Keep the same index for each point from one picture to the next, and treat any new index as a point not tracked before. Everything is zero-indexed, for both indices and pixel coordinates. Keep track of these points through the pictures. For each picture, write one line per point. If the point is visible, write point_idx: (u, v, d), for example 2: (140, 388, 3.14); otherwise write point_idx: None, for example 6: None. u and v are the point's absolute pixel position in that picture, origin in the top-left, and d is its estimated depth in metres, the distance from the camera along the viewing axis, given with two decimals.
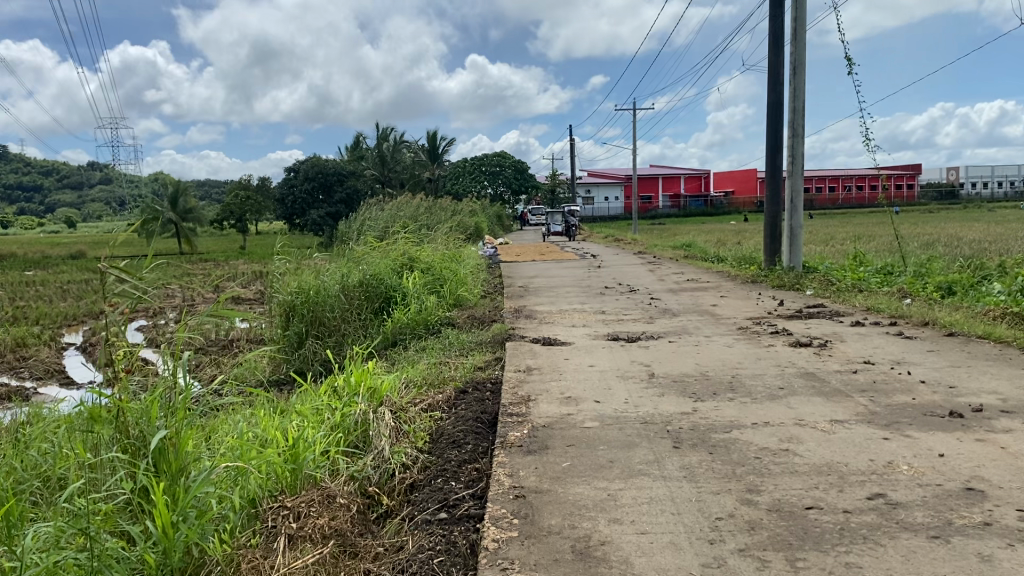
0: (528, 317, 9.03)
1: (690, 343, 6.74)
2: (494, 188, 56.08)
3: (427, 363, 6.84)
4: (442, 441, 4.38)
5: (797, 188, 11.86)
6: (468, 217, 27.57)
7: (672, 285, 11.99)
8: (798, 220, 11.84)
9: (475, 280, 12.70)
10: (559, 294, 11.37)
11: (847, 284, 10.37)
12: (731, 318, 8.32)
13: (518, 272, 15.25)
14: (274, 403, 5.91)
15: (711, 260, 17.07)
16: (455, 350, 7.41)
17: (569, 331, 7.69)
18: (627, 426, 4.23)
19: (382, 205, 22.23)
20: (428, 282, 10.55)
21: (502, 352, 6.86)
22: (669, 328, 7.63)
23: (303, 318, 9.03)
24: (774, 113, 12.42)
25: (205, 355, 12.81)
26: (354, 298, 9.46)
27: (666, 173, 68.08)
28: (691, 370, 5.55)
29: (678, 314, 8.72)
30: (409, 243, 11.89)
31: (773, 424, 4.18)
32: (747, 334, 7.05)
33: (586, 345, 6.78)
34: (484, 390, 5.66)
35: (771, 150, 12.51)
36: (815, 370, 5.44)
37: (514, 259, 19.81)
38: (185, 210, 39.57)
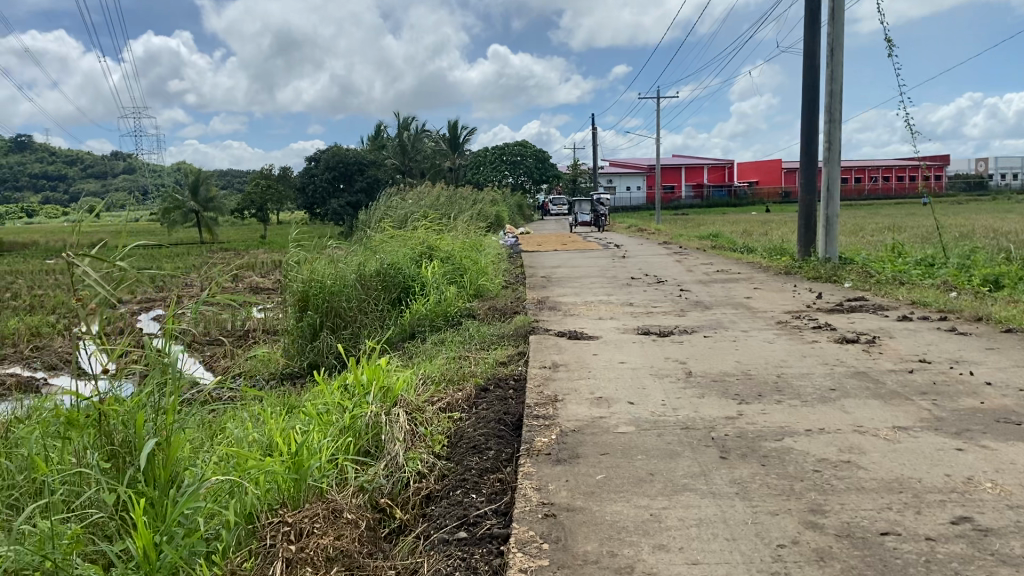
0: (553, 309, 8.63)
1: (727, 338, 6.32)
2: (516, 178, 55.65)
3: (446, 358, 6.47)
4: (462, 446, 4.00)
5: (833, 175, 11.37)
6: (490, 207, 27.18)
7: (702, 276, 11.55)
8: (835, 209, 11.35)
9: (497, 270, 12.33)
10: (584, 285, 10.96)
11: (887, 276, 9.89)
12: (768, 311, 7.88)
13: (541, 263, 14.86)
14: (283, 401, 5.57)
15: (739, 251, 16.56)
16: (476, 344, 7.03)
17: (596, 325, 7.30)
18: (666, 432, 3.83)
19: (403, 194, 21.89)
20: (448, 272, 10.20)
21: (527, 346, 6.48)
22: (703, 322, 7.21)
23: (319, 309, 8.70)
24: (809, 97, 11.91)
25: (221, 345, 12.53)
26: (371, 288, 9.12)
27: (690, 163, 67.27)
28: (731, 368, 5.15)
29: (711, 307, 8.30)
30: (429, 231, 11.54)
31: (828, 431, 3.77)
32: (787, 330, 6.62)
33: (615, 340, 6.38)
34: (507, 387, 5.28)
35: (805, 136, 12.01)
36: (868, 369, 5.01)
37: (536, 249, 19.42)
38: (207, 200, 39.41)
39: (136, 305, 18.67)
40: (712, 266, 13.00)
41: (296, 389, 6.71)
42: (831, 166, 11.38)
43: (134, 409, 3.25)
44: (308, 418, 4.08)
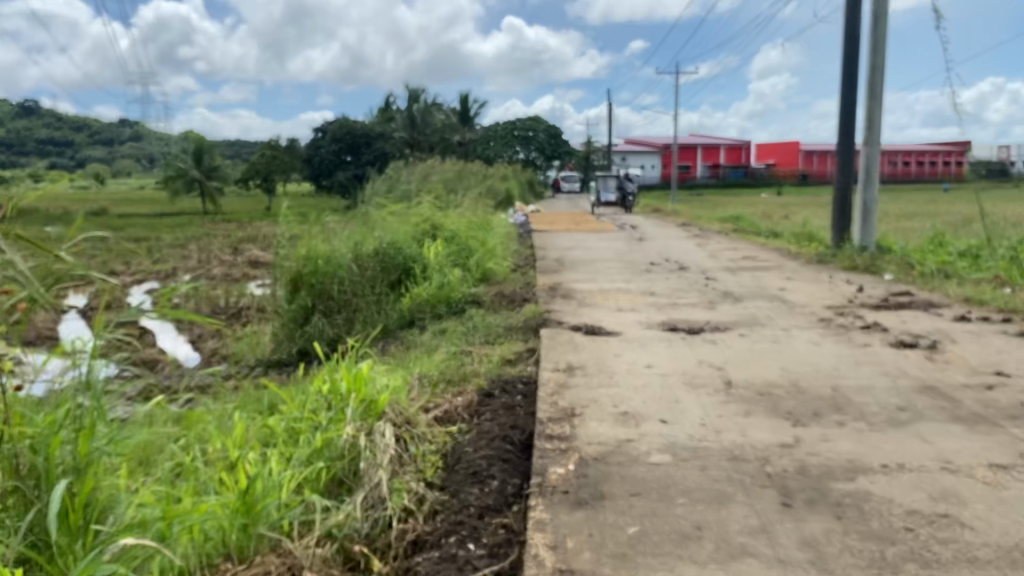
0: (567, 297, 7.91)
1: (766, 339, 5.61)
2: (528, 154, 54.71)
3: (446, 353, 5.79)
4: (459, 472, 3.31)
5: (872, 158, 10.58)
6: (501, 183, 26.49)
7: (727, 263, 10.82)
8: (872, 194, 10.57)
9: (506, 252, 11.63)
10: (600, 270, 10.23)
11: (929, 268, 9.13)
12: (806, 305, 7.16)
13: (554, 244, 14.14)
14: (261, 404, 4.90)
15: (762, 236, 15.78)
16: (481, 335, 6.37)
17: (616, 318, 6.60)
18: (711, 466, 3.14)
19: (412, 169, 21.16)
20: (454, 252, 9.51)
21: (538, 341, 5.78)
22: (735, 318, 6.49)
23: (313, 291, 8.04)
24: (848, 73, 11.10)
25: (216, 324, 11.89)
26: (369, 269, 8.45)
27: (705, 144, 66.08)
28: (777, 378, 4.45)
29: (741, 299, 7.57)
30: (434, 208, 10.86)
31: (911, 468, 3.06)
32: (832, 330, 5.91)
33: (639, 338, 5.67)
34: (514, 393, 4.58)
35: (843, 115, 11.21)
36: (937, 383, 4.29)
37: (549, 228, 18.69)
38: (216, 169, 38.70)
39: (134, 278, 18.10)
40: (734, 253, 12.26)
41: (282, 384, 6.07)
42: (870, 148, 10.60)
43: (47, 430, 2.57)
44: (276, 439, 3.39)
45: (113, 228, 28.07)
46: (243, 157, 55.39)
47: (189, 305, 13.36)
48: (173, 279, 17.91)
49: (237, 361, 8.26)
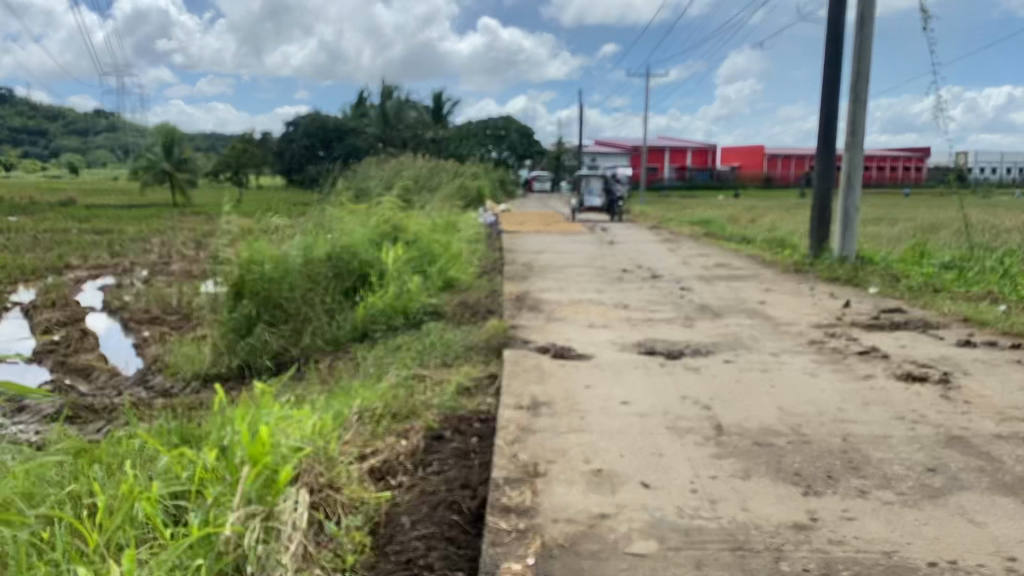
0: (532, 309, 7.17)
1: (757, 367, 4.90)
2: (500, 151, 53.75)
3: (397, 377, 5.02)
4: (389, 562, 2.59)
5: (855, 163, 9.95)
6: (470, 181, 25.67)
7: (704, 271, 10.15)
8: (854, 202, 9.95)
9: (471, 255, 10.87)
10: (570, 277, 9.50)
11: (920, 281, 8.52)
12: (794, 323, 6.49)
13: (521, 246, 13.41)
14: (172, 447, 4.12)
15: (737, 241, 15.11)
16: (438, 355, 5.63)
17: (587, 336, 5.86)
18: (709, 560, 2.42)
19: (378, 164, 20.29)
20: (416, 256, 8.73)
21: (499, 366, 5.04)
22: (718, 338, 5.78)
23: (256, 297, 7.30)
24: (832, 72, 10.45)
25: (157, 328, 10.99)
26: (321, 273, 7.68)
27: (676, 145, 65.54)
28: (778, 423, 3.74)
29: (722, 314, 6.88)
30: (395, 207, 10.09)
31: (966, 571, 2.37)
32: (828, 356, 5.22)
33: (612, 363, 4.94)
34: (468, 436, 3.84)
35: (825, 116, 10.57)
36: (966, 434, 3.61)
37: (517, 228, 17.96)
38: (180, 161, 37.39)
39: (82, 273, 17.14)
40: (710, 259, 11.61)
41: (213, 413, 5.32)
42: (853, 153, 9.97)
43: None
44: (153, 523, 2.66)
45: (63, 219, 26.85)
46: (209, 147, 54.08)
47: (132, 306, 12.47)
48: (122, 274, 16.96)
49: (171, 373, 7.44)
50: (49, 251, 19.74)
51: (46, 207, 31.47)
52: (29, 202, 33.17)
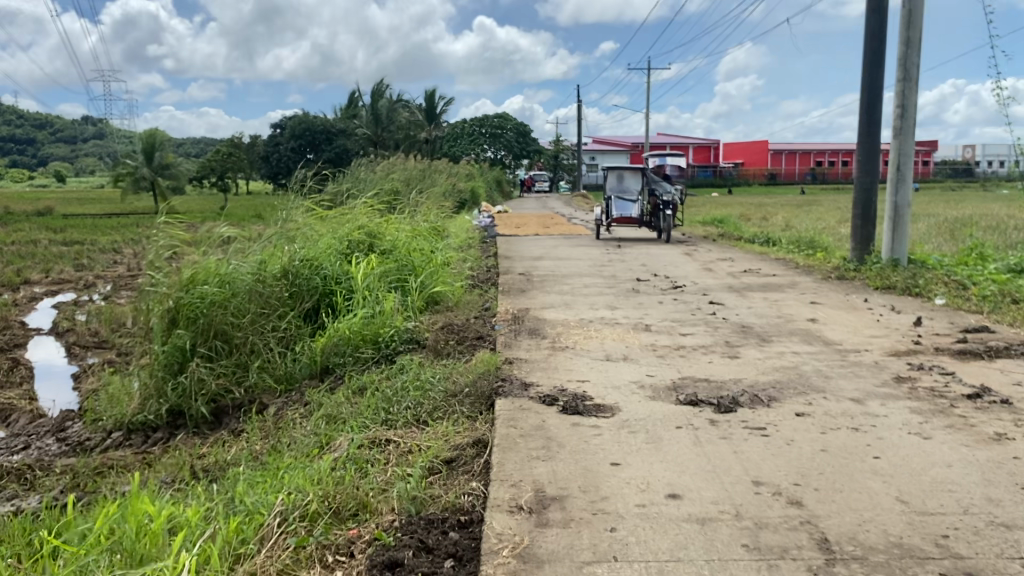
0: (533, 334, 5.90)
1: (843, 426, 3.61)
2: (496, 153, 52.11)
3: (351, 444, 3.75)
4: None
5: (904, 153, 8.67)
6: (465, 184, 24.58)
7: (729, 280, 8.88)
8: (905, 197, 8.68)
9: (462, 265, 9.60)
10: (576, 290, 8.20)
11: (992, 288, 7.22)
12: (863, 351, 5.21)
13: (517, 252, 12.14)
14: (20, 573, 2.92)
15: (757, 243, 13.76)
16: (411, 402, 4.35)
17: (605, 374, 4.58)
18: None
19: (366, 167, 19.08)
20: (393, 269, 7.39)
21: (489, 427, 3.76)
22: (777, 378, 4.48)
23: (193, 326, 5.94)
24: (873, 49, 9.18)
25: (105, 356, 9.78)
26: (275, 296, 6.40)
27: (674, 143, 64.20)
28: (910, 538, 2.46)
29: (769, 339, 5.60)
30: (371, 213, 8.84)
31: None
32: (930, 405, 3.94)
33: (646, 424, 3.65)
34: (434, 561, 2.57)
35: (866, 100, 9.27)
36: None
37: (513, 232, 16.70)
38: (163, 166, 36.42)
39: (45, 289, 15.91)
40: (733, 265, 10.32)
41: (124, 491, 4.02)
42: (902, 141, 8.69)
43: None
44: None
45: (40, 231, 25.90)
46: (201, 155, 53.07)
47: (84, 329, 11.28)
48: (89, 289, 15.76)
49: (93, 422, 6.20)
50: (14, 265, 18.59)
51: (29, 218, 30.36)
52: (12, 213, 32.14)
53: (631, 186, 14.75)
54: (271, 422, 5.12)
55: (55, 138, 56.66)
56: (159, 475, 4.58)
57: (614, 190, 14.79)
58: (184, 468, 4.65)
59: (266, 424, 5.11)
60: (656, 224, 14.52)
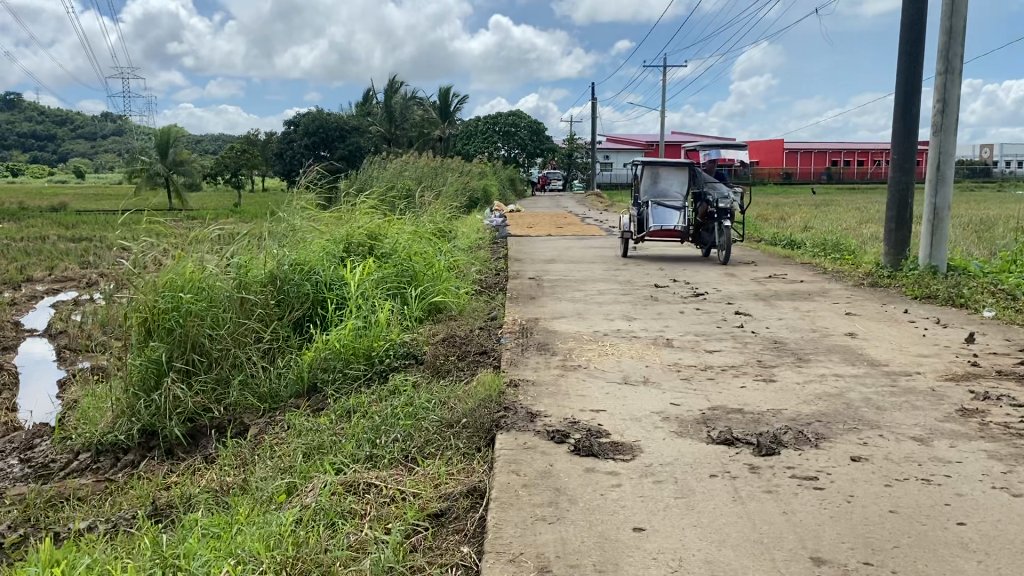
0: (542, 349, 5.30)
1: (910, 477, 3.00)
2: (509, 150, 51.41)
3: (325, 490, 3.17)
4: None
5: (945, 151, 8.01)
6: (476, 180, 23.96)
7: (755, 286, 8.25)
8: (945, 199, 8.03)
9: (470, 268, 9.01)
10: (589, 296, 7.61)
11: None
12: (914, 374, 4.59)
13: (529, 254, 11.55)
14: None
15: (779, 245, 13.10)
16: (399, 433, 3.76)
17: (624, 401, 3.98)
18: None
19: (376, 163, 18.51)
20: (391, 274, 6.83)
21: (488, 471, 3.17)
22: (822, 410, 3.87)
23: (168, 338, 5.38)
24: (911, 39, 8.51)
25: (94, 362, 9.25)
26: (258, 305, 5.86)
27: (690, 141, 63.37)
28: None
29: (806, 358, 4.99)
30: (372, 212, 8.26)
31: None
32: (1008, 447, 3.33)
33: (673, 470, 3.06)
34: None
35: (903, 94, 8.61)
36: None
37: (526, 231, 16.10)
38: (175, 163, 36.01)
39: (45, 286, 15.48)
40: (757, 269, 9.68)
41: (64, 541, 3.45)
42: (942, 138, 8.03)
43: None
44: None
45: (49, 228, 25.49)
46: (214, 151, 52.65)
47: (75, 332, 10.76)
48: (88, 288, 15.24)
49: (61, 440, 5.65)
50: (16, 262, 18.12)
51: (39, 214, 30.00)
52: (23, 209, 31.79)
53: (671, 187, 11.07)
54: (248, 449, 4.56)
55: (73, 134, 56.49)
56: (116, 514, 4.01)
57: (648, 194, 11.06)
58: (146, 504, 4.10)
59: (242, 451, 4.55)
60: (706, 239, 10.80)
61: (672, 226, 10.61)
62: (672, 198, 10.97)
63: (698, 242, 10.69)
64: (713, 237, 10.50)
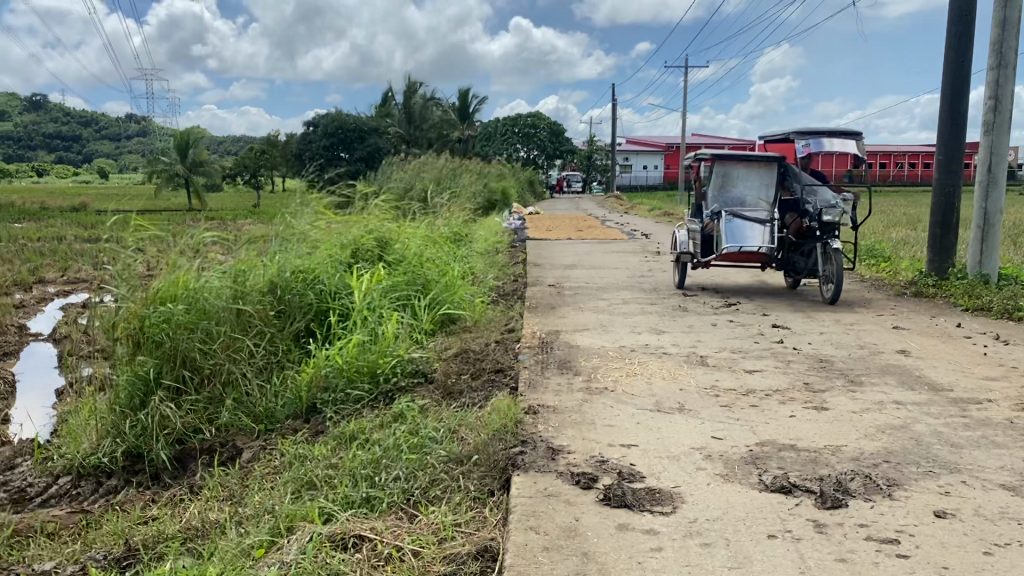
0: (565, 368, 4.81)
1: (1012, 541, 2.48)
2: (528, 152, 51.00)
3: (311, 543, 2.70)
4: None
5: (998, 152, 7.45)
6: (494, 182, 23.58)
7: (791, 295, 7.72)
8: (998, 203, 7.47)
9: (486, 275, 8.53)
10: (614, 306, 7.11)
11: None
12: (987, 402, 4.05)
13: (549, 258, 11.08)
14: None
15: None
16: (400, 470, 3.29)
17: (659, 434, 3.48)
18: None
19: (393, 164, 18.10)
20: (401, 283, 6.35)
21: (504, 525, 2.69)
22: (888, 447, 3.36)
23: (157, 352, 4.94)
24: (959, 31, 7.93)
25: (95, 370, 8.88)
26: (256, 316, 5.40)
27: (710, 143, 62.64)
28: None
29: (858, 380, 4.47)
30: (383, 215, 7.81)
31: None
32: None
33: (724, 527, 2.56)
34: None
35: (951, 90, 8.04)
36: None
37: (545, 234, 15.62)
38: (194, 163, 35.85)
39: (56, 288, 15.21)
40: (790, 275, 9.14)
41: None
42: (994, 138, 7.46)
43: None
44: None
45: (66, 229, 25.26)
46: (233, 153, 52.59)
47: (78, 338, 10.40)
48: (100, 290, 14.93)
49: (43, 460, 5.22)
50: (29, 263, 17.88)
51: (57, 214, 29.84)
52: (44, 208, 31.71)
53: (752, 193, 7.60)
54: (238, 480, 4.10)
55: (98, 134, 56.77)
56: (85, 555, 3.56)
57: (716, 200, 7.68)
58: (119, 543, 3.65)
59: (231, 482, 4.09)
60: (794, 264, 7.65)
61: (755, 248, 7.24)
62: (751, 207, 7.55)
63: (786, 268, 7.50)
64: (808, 264, 7.34)
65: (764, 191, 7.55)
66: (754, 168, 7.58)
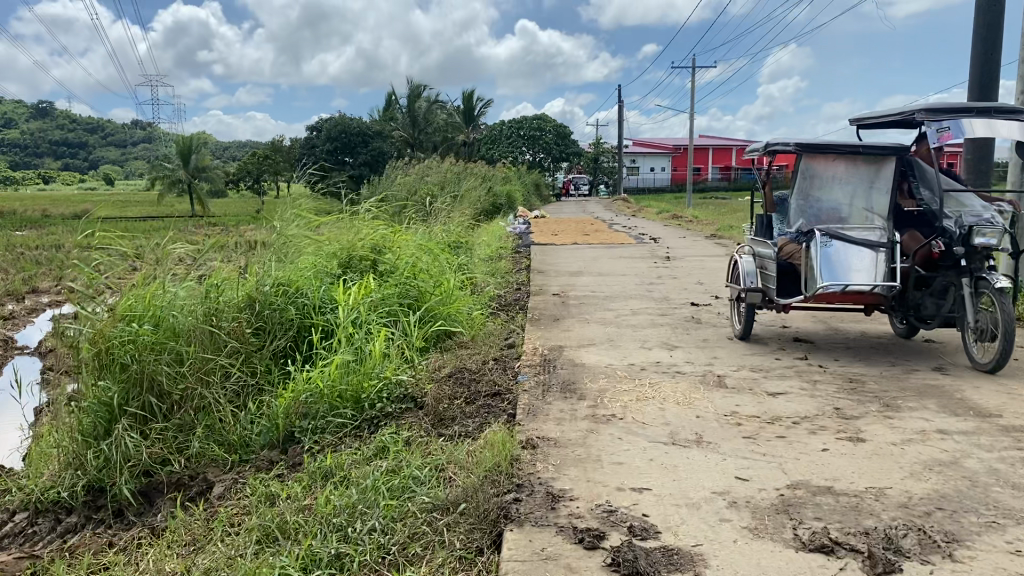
0: (569, 391, 4.36)
1: None
2: (534, 155, 50.61)
3: None
4: None
5: None
6: (500, 186, 23.17)
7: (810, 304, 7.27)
8: None
9: (488, 284, 8.11)
10: (623, 317, 6.65)
11: None
12: None
13: (554, 265, 10.65)
14: None
15: None
16: (377, 520, 2.85)
17: (675, 476, 3.04)
18: None
19: (396, 168, 17.71)
20: (391, 296, 5.93)
21: None
22: (939, 490, 2.91)
23: (123, 375, 4.52)
24: (988, 22, 7.48)
25: None
26: (232, 334, 4.98)
27: (718, 144, 62.11)
28: None
29: (894, 405, 4.02)
30: (378, 221, 7.40)
31: None
32: None
33: None
34: None
35: (979, 85, 7.58)
36: None
37: (551, 239, 15.20)
38: (197, 169, 35.51)
39: (51, 297, 14.87)
40: None
41: None
42: None
43: None
44: None
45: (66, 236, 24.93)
46: (238, 158, 52.27)
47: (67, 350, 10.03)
48: None
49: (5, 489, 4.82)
50: (26, 271, 17.54)
51: (59, 222, 29.51)
52: (46, 216, 31.39)
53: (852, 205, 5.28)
54: (202, 521, 3.67)
55: (103, 141, 56.63)
56: None
57: None
58: None
59: (195, 523, 3.66)
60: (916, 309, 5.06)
61: (864, 286, 4.81)
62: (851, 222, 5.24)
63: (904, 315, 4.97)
64: (942, 308, 4.79)
65: (868, 198, 5.24)
66: (852, 167, 5.30)
